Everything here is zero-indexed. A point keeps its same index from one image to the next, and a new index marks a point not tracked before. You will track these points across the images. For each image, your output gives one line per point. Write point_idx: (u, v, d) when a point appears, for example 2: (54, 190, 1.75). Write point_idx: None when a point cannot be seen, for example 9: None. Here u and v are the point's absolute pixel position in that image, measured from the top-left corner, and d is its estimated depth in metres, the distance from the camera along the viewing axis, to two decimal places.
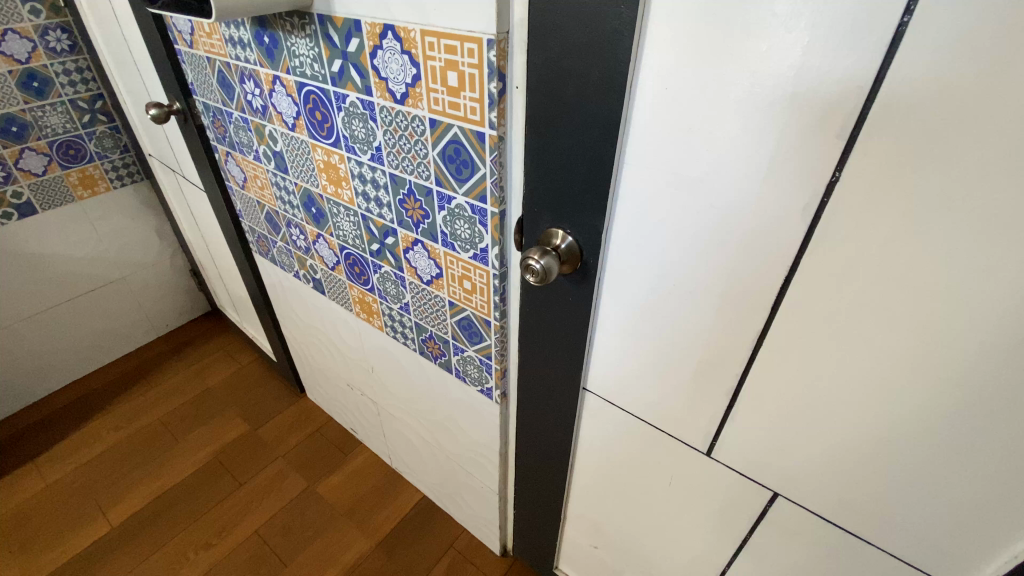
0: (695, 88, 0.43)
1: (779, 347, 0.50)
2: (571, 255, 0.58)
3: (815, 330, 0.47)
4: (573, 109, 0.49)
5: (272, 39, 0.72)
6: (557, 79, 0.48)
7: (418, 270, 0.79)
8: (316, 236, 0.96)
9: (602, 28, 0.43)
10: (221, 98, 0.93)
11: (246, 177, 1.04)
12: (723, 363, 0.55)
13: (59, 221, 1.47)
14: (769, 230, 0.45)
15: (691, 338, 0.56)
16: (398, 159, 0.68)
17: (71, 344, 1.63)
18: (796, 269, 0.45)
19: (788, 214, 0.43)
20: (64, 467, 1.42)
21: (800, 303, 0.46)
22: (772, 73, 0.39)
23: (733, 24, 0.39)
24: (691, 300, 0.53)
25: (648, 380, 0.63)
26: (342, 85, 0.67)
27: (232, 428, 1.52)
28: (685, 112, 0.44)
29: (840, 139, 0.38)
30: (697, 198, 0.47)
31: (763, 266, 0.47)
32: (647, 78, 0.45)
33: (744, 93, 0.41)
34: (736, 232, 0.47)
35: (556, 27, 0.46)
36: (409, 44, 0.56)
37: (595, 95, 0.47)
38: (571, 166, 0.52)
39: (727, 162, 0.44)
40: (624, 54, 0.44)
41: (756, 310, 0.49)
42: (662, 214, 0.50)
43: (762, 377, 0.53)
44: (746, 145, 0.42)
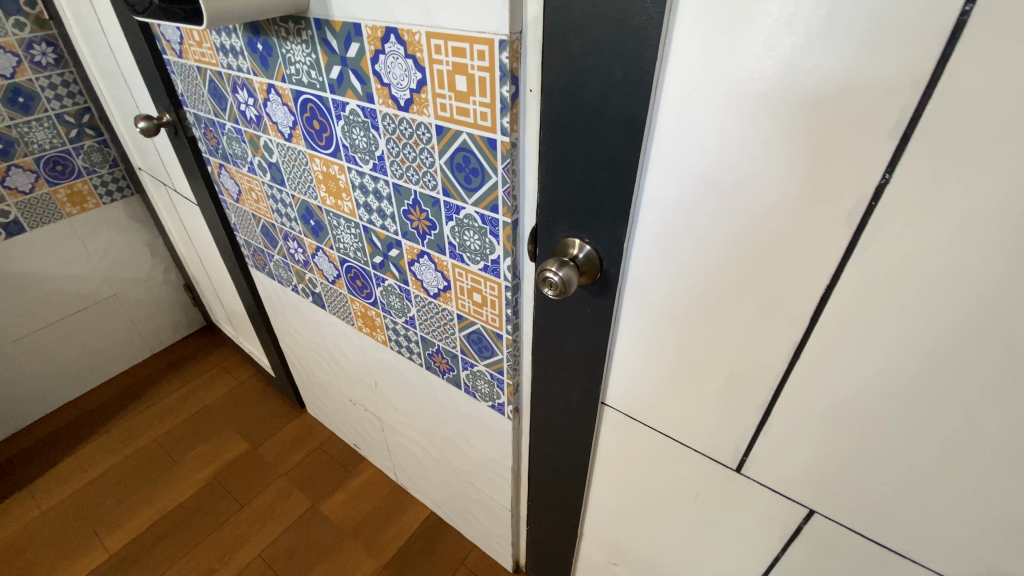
0: (724, 86, 0.40)
1: (817, 359, 0.47)
2: (590, 265, 0.55)
3: (856, 341, 0.44)
4: (592, 112, 0.46)
5: (267, 46, 0.69)
6: (575, 80, 0.46)
7: (424, 283, 0.76)
8: (315, 249, 0.93)
9: (626, 25, 0.41)
10: (212, 109, 0.90)
11: (241, 190, 1.01)
12: (754, 375, 0.52)
13: (47, 238, 1.43)
14: (807, 236, 0.42)
15: (719, 350, 0.53)
16: (402, 168, 0.65)
17: (62, 365, 1.58)
18: (839, 279, 0.42)
19: (830, 218, 0.40)
20: (58, 493, 1.37)
21: (843, 314, 0.43)
22: (810, 67, 0.36)
23: (765, 18, 0.36)
24: (721, 311, 0.50)
25: (672, 393, 0.60)
26: (342, 93, 0.64)
27: (232, 447, 1.47)
28: (712, 111, 0.41)
29: (892, 138, 0.35)
30: (727, 202, 0.44)
31: (800, 273, 0.44)
32: (673, 78, 0.42)
33: (781, 90, 0.38)
34: (772, 238, 0.44)
35: (573, 26, 0.43)
36: (413, 48, 0.53)
37: (617, 96, 0.44)
38: (590, 172, 0.50)
39: (759, 164, 0.41)
40: (650, 53, 0.41)
41: (792, 320, 0.46)
42: (688, 221, 0.48)
43: (798, 390, 0.50)
44: (782, 145, 0.40)
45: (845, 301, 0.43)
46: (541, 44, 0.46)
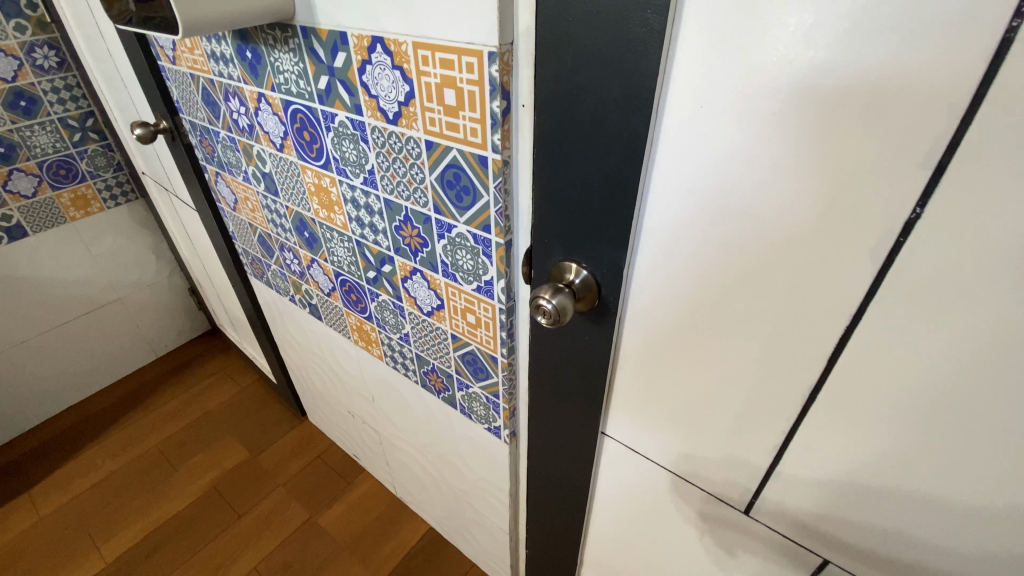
0: (732, 104, 0.36)
1: (835, 404, 0.42)
2: (587, 292, 0.51)
3: (879, 389, 0.39)
4: (588, 130, 0.42)
5: (255, 54, 0.67)
6: (569, 95, 0.42)
7: (418, 300, 0.73)
8: (310, 261, 0.90)
9: (625, 37, 0.37)
10: (206, 117, 0.88)
11: (237, 199, 0.98)
12: (764, 416, 0.47)
13: (51, 242, 1.43)
14: (825, 271, 0.38)
15: (726, 388, 0.48)
16: (393, 183, 0.62)
17: (66, 368, 1.58)
18: (860, 320, 0.38)
19: (851, 253, 0.36)
20: (59, 498, 1.37)
21: (864, 358, 0.39)
22: (830, 87, 0.32)
23: (779, 30, 0.32)
24: (729, 346, 0.46)
25: (675, 428, 0.56)
26: (330, 104, 0.61)
27: (232, 455, 1.46)
28: (720, 132, 0.37)
29: (925, 168, 0.31)
30: (735, 231, 0.40)
31: (818, 311, 0.39)
32: (676, 94, 0.38)
33: (796, 111, 0.34)
34: (785, 271, 0.39)
35: (567, 37, 0.40)
36: (399, 59, 0.50)
37: (614, 114, 0.40)
38: (586, 193, 0.46)
39: (771, 190, 0.37)
40: (650, 68, 0.37)
41: (806, 361, 0.42)
42: (693, 248, 0.44)
43: (813, 437, 0.45)
44: (797, 171, 0.35)
45: (866, 344, 0.38)
46: (533, 56, 0.43)
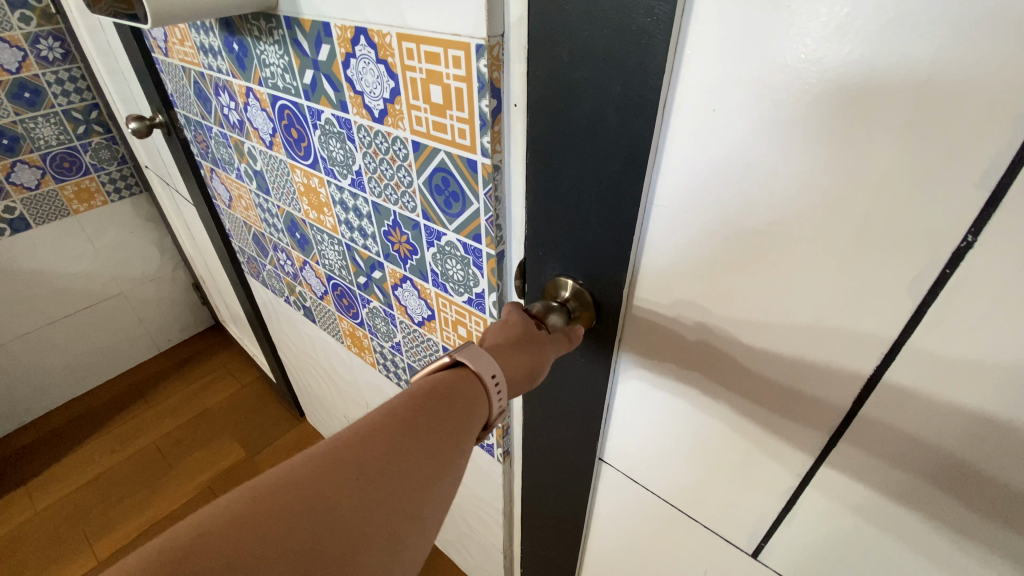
0: (750, 107, 0.31)
1: (858, 451, 0.37)
2: (584, 310, 0.46)
3: (911, 438, 0.34)
4: (585, 134, 0.38)
5: (241, 46, 0.63)
6: (565, 94, 0.37)
7: (409, 309, 0.69)
8: (303, 263, 0.87)
9: (627, 29, 0.32)
10: (199, 111, 0.85)
11: (231, 196, 0.95)
12: (776, 459, 0.42)
13: (53, 235, 1.42)
14: (852, 303, 0.32)
15: (734, 425, 0.43)
16: (381, 186, 0.57)
17: (68, 361, 1.57)
18: (892, 360, 0.33)
19: (885, 284, 0.31)
20: (56, 492, 1.37)
21: (895, 403, 0.34)
22: (868, 89, 0.27)
23: (809, 21, 0.27)
24: (740, 378, 0.41)
25: (676, 462, 0.51)
26: (316, 100, 0.57)
27: (228, 454, 1.44)
28: (734, 139, 0.33)
29: (981, 190, 0.26)
30: (750, 253, 0.36)
31: (841, 347, 0.34)
32: (685, 96, 0.33)
33: (825, 116, 0.29)
34: (806, 300, 0.34)
35: (562, 29, 0.35)
36: (384, 51, 0.46)
37: (614, 116, 0.36)
38: (583, 203, 0.41)
39: (793, 207, 0.32)
40: (655, 66, 0.32)
41: (827, 402, 0.37)
42: (703, 270, 0.39)
43: (832, 485, 0.40)
44: (825, 186, 0.30)
45: (900, 387, 0.33)
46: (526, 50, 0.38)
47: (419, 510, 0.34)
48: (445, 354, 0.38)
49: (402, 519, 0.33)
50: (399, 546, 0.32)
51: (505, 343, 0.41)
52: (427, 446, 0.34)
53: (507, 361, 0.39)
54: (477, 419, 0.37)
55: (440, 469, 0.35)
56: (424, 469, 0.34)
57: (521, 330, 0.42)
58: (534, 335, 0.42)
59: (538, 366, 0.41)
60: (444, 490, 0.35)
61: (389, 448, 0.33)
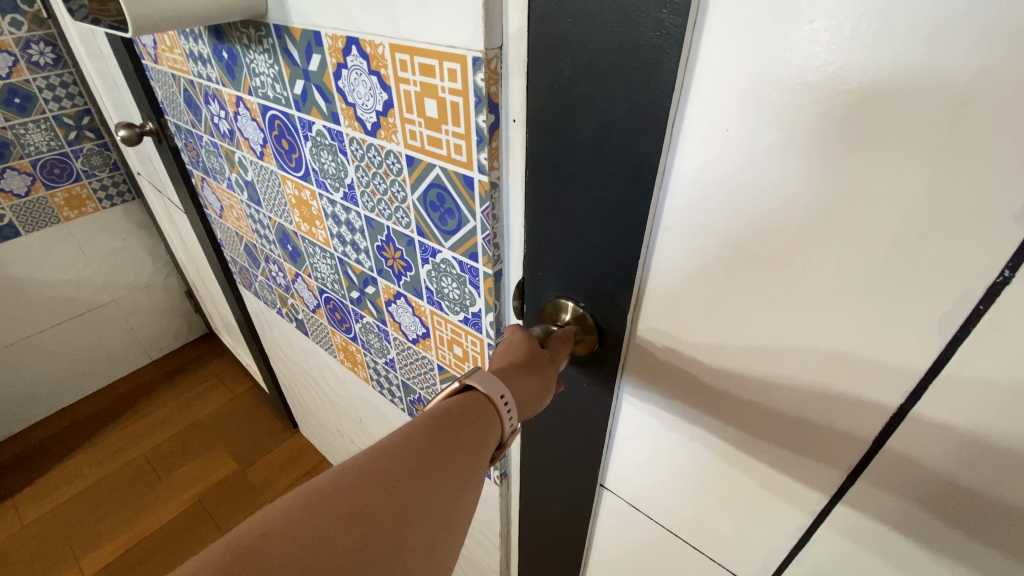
0: (765, 127, 0.29)
1: (877, 489, 0.35)
2: (585, 334, 0.44)
3: (936, 479, 0.32)
4: (587, 151, 0.36)
5: (231, 54, 0.61)
6: (567, 110, 0.35)
7: (403, 326, 0.66)
8: (295, 275, 0.84)
9: (635, 43, 0.30)
10: (189, 119, 0.82)
11: (223, 206, 0.93)
12: (789, 494, 0.40)
13: (43, 242, 1.39)
14: (875, 334, 0.30)
15: (744, 458, 0.41)
16: (374, 200, 0.55)
17: (57, 371, 1.54)
18: (917, 399, 0.30)
19: (910, 316, 0.29)
20: (42, 506, 1.33)
21: (919, 444, 0.31)
22: (895, 111, 0.25)
23: (830, 38, 0.25)
24: (750, 411, 0.39)
25: (681, 492, 0.48)
26: (307, 111, 0.55)
27: (220, 466, 1.41)
28: (748, 160, 0.30)
29: (1020, 223, 0.24)
30: (763, 280, 0.33)
31: (861, 380, 0.32)
32: (695, 114, 0.31)
33: (847, 138, 0.27)
34: (823, 329, 0.32)
35: (564, 41, 0.33)
36: (376, 62, 0.43)
37: (619, 134, 0.33)
38: (585, 224, 0.39)
39: (811, 234, 0.30)
40: (664, 82, 0.30)
41: (845, 437, 0.34)
42: (711, 295, 0.36)
43: (848, 523, 0.37)
44: (847, 212, 0.28)
45: (925, 426, 0.31)
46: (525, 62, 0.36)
47: (451, 521, 0.32)
48: (455, 380, 0.36)
49: (434, 533, 0.31)
50: (436, 557, 0.31)
51: (512, 365, 0.39)
52: (453, 461, 0.33)
53: (518, 382, 0.38)
54: (491, 438, 0.35)
55: (467, 481, 0.33)
56: (452, 482, 0.33)
57: (525, 354, 0.41)
58: (538, 357, 0.41)
59: (546, 390, 0.39)
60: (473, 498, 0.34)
61: (415, 465, 0.32)
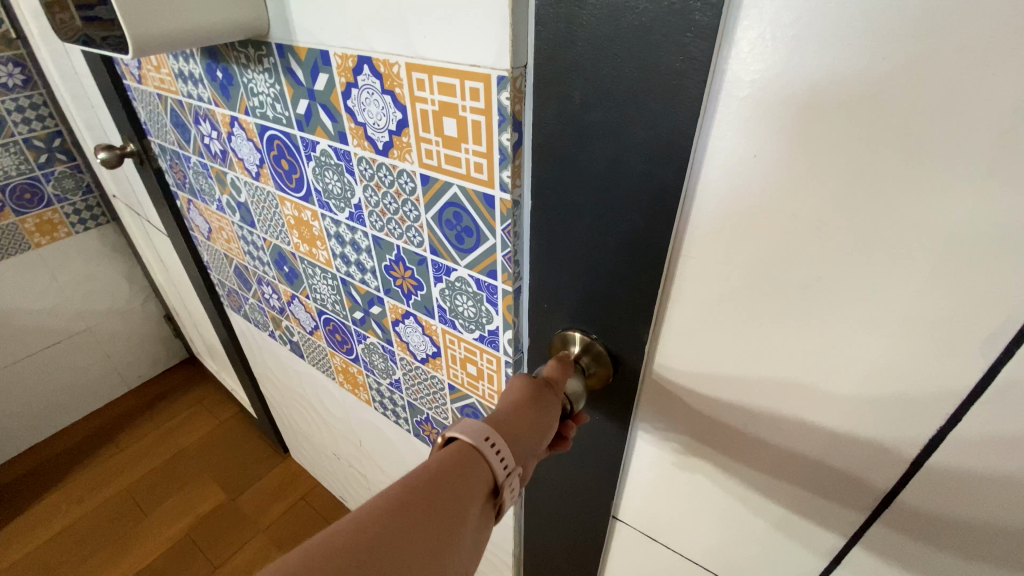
0: (799, 155, 0.29)
1: (918, 508, 0.34)
2: (599, 367, 0.44)
3: (980, 500, 0.32)
4: (610, 176, 0.35)
5: (226, 74, 0.59)
6: (588, 133, 0.34)
7: (411, 345, 0.65)
8: (290, 297, 0.82)
9: (659, 69, 0.30)
10: (176, 140, 0.80)
11: (211, 228, 0.90)
12: (824, 512, 0.39)
13: (14, 270, 1.32)
14: (915, 356, 0.30)
15: (775, 477, 0.41)
16: (383, 219, 0.54)
17: (30, 404, 1.46)
18: (958, 421, 0.30)
19: (952, 340, 0.29)
20: (17, 550, 1.26)
21: (962, 465, 0.31)
22: (940, 139, 0.25)
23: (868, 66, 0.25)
24: (782, 436, 0.38)
25: (707, 516, 0.47)
26: (311, 130, 0.54)
27: (209, 496, 1.35)
28: (779, 188, 0.30)
29: None
30: (796, 305, 0.33)
31: (899, 398, 0.32)
32: (721, 141, 0.31)
33: (885, 164, 0.27)
34: (859, 353, 0.32)
35: (587, 65, 0.32)
36: (390, 82, 0.43)
37: (643, 160, 0.33)
38: (604, 247, 0.38)
39: (846, 258, 0.30)
40: (691, 110, 0.30)
41: (883, 457, 0.34)
42: (739, 320, 0.36)
43: (887, 540, 0.37)
44: (887, 236, 0.28)
45: (969, 448, 0.30)
46: (541, 86, 0.35)
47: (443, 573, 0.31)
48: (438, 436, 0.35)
49: None
50: None
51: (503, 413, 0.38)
52: (439, 509, 0.32)
53: (507, 426, 0.37)
54: (484, 484, 0.34)
55: (458, 528, 0.32)
56: (442, 531, 0.31)
57: (518, 397, 0.39)
58: (529, 401, 0.39)
59: (547, 426, 0.39)
60: (468, 547, 0.32)
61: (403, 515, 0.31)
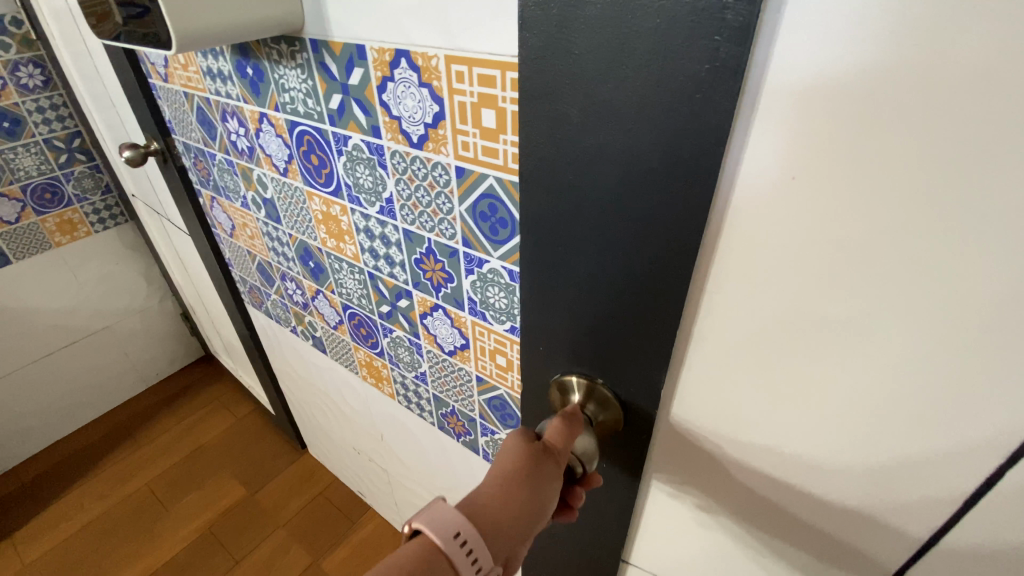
0: (834, 167, 0.27)
1: (975, 538, 0.32)
2: (608, 414, 0.45)
3: None
4: (627, 191, 0.33)
5: (256, 70, 0.60)
6: (602, 147, 0.33)
7: (438, 338, 0.66)
8: (315, 292, 0.83)
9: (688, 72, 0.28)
10: (201, 137, 0.80)
11: (234, 225, 0.91)
12: (866, 539, 0.37)
13: (35, 269, 1.35)
14: (973, 381, 0.28)
15: (808, 502, 0.38)
16: (414, 213, 0.55)
17: (50, 402, 1.49)
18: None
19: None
20: (42, 545, 1.28)
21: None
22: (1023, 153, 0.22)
23: (912, 69, 0.23)
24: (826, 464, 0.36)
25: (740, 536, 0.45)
26: (343, 125, 0.55)
27: (228, 492, 1.37)
28: (813, 204, 0.28)
29: None
30: (835, 325, 0.31)
31: (961, 429, 0.29)
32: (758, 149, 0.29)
33: (929, 178, 0.25)
34: (901, 376, 0.30)
35: (603, 72, 0.30)
36: (428, 75, 0.43)
37: (660, 175, 0.31)
38: (621, 265, 0.36)
39: (888, 277, 0.28)
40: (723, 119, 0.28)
41: (934, 486, 0.32)
42: (768, 339, 0.34)
43: (939, 568, 0.35)
44: (945, 256, 0.26)
45: None
46: (556, 93, 0.33)
47: None
48: (405, 524, 0.33)
49: None
50: None
51: (485, 501, 0.36)
52: None
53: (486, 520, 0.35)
54: None
55: None
56: None
57: (504, 482, 0.37)
58: (516, 487, 0.37)
59: (542, 506, 0.37)
60: None
61: None
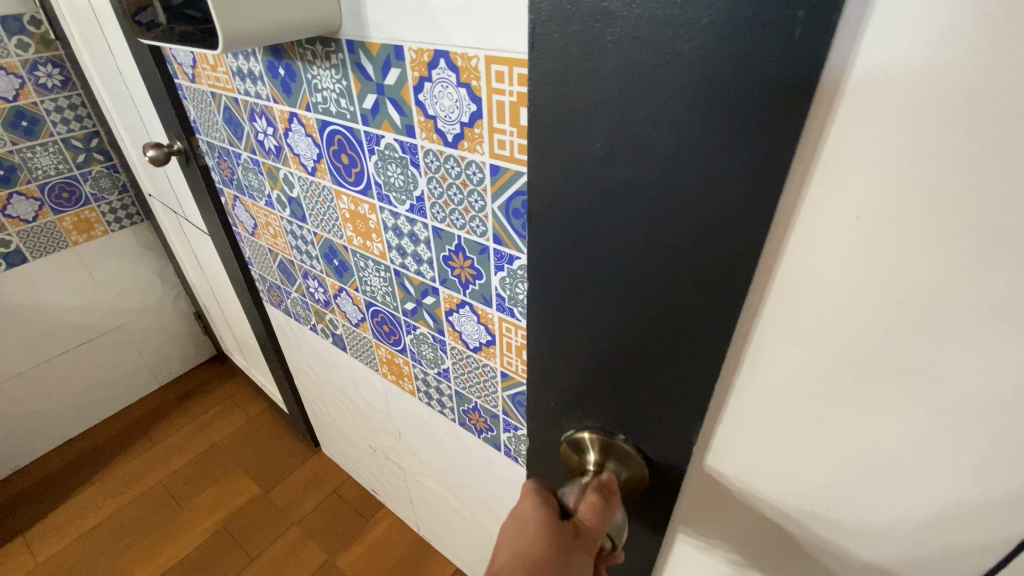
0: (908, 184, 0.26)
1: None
2: (631, 470, 0.44)
3: None
4: (658, 223, 0.31)
5: (289, 70, 0.61)
6: (628, 175, 0.31)
7: (463, 334, 0.67)
8: (338, 290, 0.84)
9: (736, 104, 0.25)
10: (227, 137, 0.82)
11: (257, 224, 0.92)
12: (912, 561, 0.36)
13: (51, 268, 1.36)
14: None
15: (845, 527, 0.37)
16: (445, 211, 0.56)
17: (64, 400, 1.50)
18: None
19: None
20: (58, 541, 1.29)
21: None
22: None
23: (980, 85, 0.22)
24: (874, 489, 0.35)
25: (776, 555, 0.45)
26: (376, 125, 0.56)
27: (242, 490, 1.38)
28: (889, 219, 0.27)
29: None
30: (880, 343, 0.30)
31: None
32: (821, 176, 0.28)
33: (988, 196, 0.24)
34: (951, 401, 0.29)
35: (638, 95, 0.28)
36: (467, 75, 0.44)
37: (695, 207, 0.29)
38: (651, 301, 0.34)
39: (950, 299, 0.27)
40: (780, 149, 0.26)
41: (991, 511, 0.31)
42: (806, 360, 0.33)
43: None
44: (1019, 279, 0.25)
45: None
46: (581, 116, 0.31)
47: None
48: None
49: None
50: None
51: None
52: None
53: None
54: None
55: None
56: None
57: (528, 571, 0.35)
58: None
59: None
60: None
61: None
